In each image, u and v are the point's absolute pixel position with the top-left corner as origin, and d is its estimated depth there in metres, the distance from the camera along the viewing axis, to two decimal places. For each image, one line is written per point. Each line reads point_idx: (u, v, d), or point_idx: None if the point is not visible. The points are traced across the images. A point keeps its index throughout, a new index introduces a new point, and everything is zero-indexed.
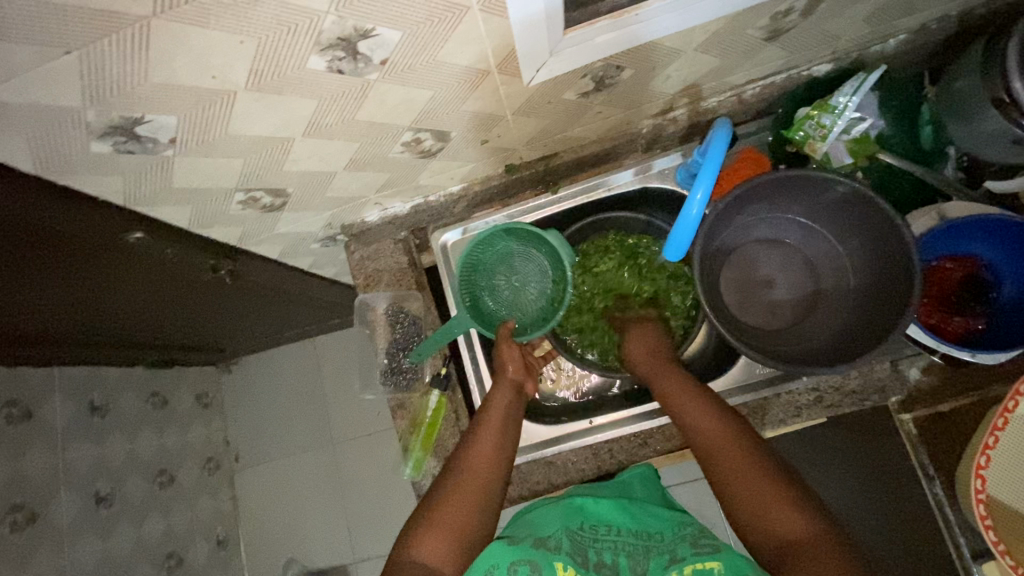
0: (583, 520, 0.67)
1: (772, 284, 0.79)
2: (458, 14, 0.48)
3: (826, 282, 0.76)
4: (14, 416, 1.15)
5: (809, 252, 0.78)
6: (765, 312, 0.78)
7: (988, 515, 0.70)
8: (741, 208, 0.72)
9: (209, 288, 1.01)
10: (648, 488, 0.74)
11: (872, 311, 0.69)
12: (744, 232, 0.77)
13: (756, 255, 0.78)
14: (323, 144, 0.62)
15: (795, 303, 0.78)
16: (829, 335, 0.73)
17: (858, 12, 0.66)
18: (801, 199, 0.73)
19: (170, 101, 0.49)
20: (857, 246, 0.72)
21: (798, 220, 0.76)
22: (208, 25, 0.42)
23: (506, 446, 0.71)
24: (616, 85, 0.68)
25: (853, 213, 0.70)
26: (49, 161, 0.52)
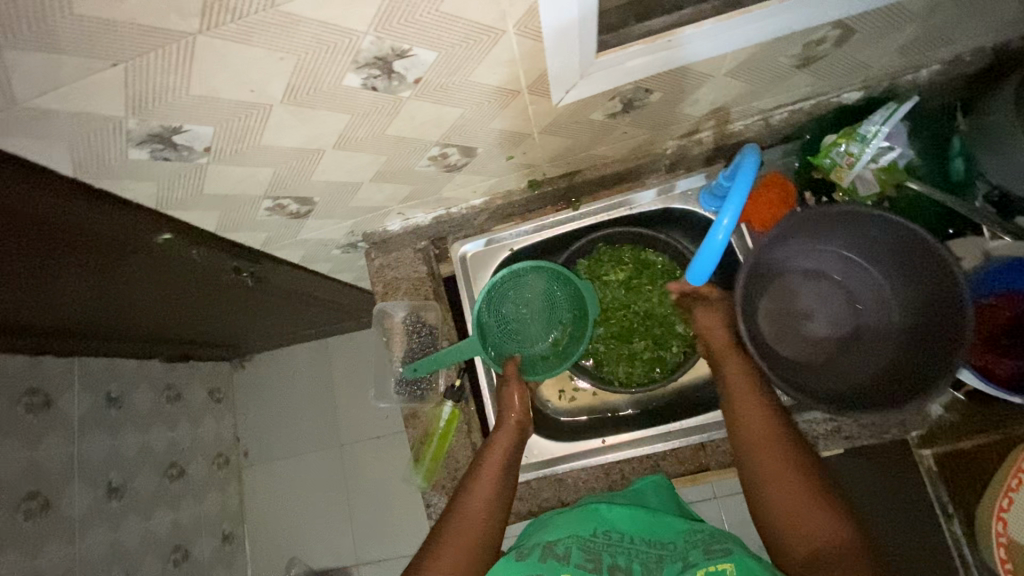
0: (595, 526, 0.66)
1: (809, 317, 0.77)
2: (494, 37, 0.49)
3: (867, 317, 0.74)
4: (33, 404, 1.18)
5: (852, 286, 0.75)
6: (801, 346, 0.76)
7: (1008, 559, 0.71)
8: (777, 238, 0.72)
9: (231, 288, 1.03)
10: (662, 498, 0.72)
11: (917, 353, 0.67)
12: (782, 261, 0.75)
13: (795, 288, 0.77)
14: (353, 156, 0.63)
15: (833, 338, 0.75)
16: (871, 374, 0.70)
17: (892, 42, 0.66)
18: (848, 232, 0.70)
19: (207, 112, 0.50)
20: (905, 283, 0.69)
21: (841, 253, 0.74)
22: (251, 43, 0.43)
23: (503, 497, 0.69)
24: (644, 107, 0.68)
25: (905, 253, 0.67)
26: (88, 166, 0.53)
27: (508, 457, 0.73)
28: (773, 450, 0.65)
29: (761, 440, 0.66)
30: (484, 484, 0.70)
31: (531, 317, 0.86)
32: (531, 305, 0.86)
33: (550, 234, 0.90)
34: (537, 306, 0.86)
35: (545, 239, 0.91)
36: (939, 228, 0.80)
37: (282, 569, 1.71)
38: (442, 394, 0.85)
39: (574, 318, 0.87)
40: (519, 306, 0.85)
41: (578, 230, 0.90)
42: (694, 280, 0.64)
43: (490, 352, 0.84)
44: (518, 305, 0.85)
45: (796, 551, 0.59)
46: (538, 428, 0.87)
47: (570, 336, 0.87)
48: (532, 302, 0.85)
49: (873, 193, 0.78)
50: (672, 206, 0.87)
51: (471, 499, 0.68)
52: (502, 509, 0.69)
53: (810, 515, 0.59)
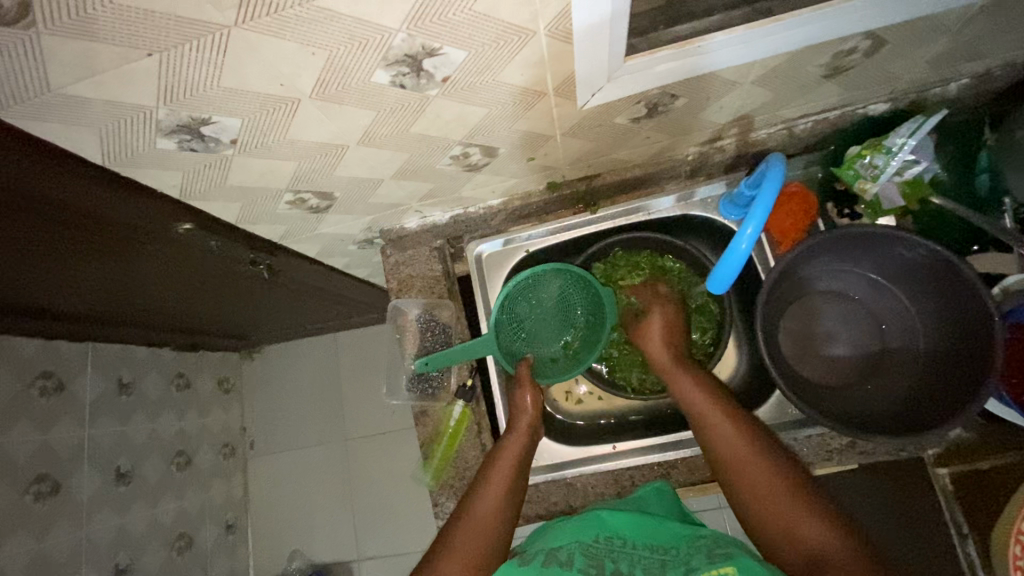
0: (597, 532, 0.66)
1: (833, 338, 0.77)
2: (525, 37, 0.48)
3: (892, 342, 0.74)
4: (47, 388, 1.19)
5: (875, 308, 0.75)
6: (823, 367, 0.76)
7: None
8: (808, 257, 0.72)
9: (246, 279, 1.04)
10: (665, 504, 0.71)
11: (944, 379, 0.67)
12: (808, 281, 0.76)
13: (819, 308, 0.77)
14: (375, 153, 0.63)
15: (856, 359, 0.75)
16: (893, 398, 0.71)
17: (923, 54, 0.65)
18: (877, 256, 0.71)
19: (237, 105, 0.50)
20: (931, 308, 0.69)
21: (866, 275, 0.74)
22: (284, 36, 0.43)
23: (513, 498, 0.69)
24: (668, 112, 0.68)
25: (935, 279, 0.67)
26: (117, 154, 0.54)
27: (519, 458, 0.73)
28: (745, 460, 0.62)
29: (734, 451, 0.63)
30: (494, 485, 0.69)
31: (546, 318, 0.85)
32: (545, 306, 0.85)
33: (567, 237, 0.91)
34: (551, 308, 0.85)
35: (561, 242, 0.91)
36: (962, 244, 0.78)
37: (283, 561, 1.71)
38: (454, 393, 0.85)
39: (587, 322, 0.87)
40: (534, 307, 0.85)
41: (594, 234, 0.90)
42: (713, 290, 0.63)
43: (502, 352, 0.83)
44: (533, 305, 0.85)
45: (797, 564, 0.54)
46: (548, 431, 0.87)
47: (582, 341, 0.87)
48: (546, 304, 0.85)
49: (897, 207, 0.77)
50: (691, 213, 0.86)
51: (481, 499, 0.68)
52: (511, 510, 0.68)
53: (795, 523, 0.56)
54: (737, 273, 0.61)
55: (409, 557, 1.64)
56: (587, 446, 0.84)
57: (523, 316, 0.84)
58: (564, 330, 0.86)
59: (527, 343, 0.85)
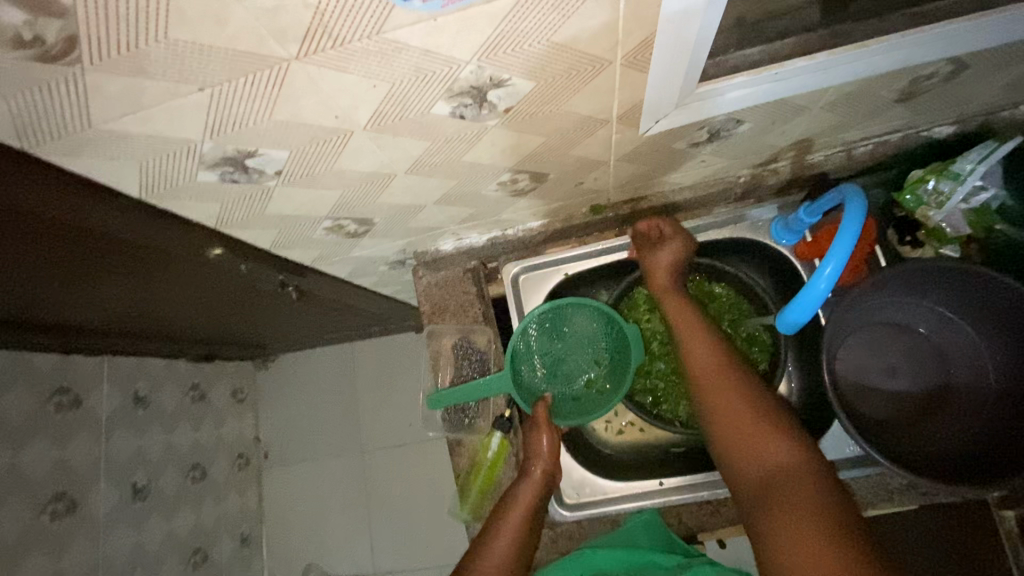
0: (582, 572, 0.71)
1: (893, 372, 0.73)
2: (599, 68, 0.45)
3: (958, 378, 0.70)
4: (63, 404, 1.16)
5: (941, 343, 0.72)
6: (883, 402, 0.73)
7: None
8: (873, 290, 0.69)
9: (270, 297, 1.00)
10: (652, 536, 0.74)
11: (1017, 426, 0.63)
12: (871, 312, 0.72)
13: (879, 340, 0.74)
14: (422, 181, 0.60)
15: (918, 396, 0.72)
16: (959, 440, 0.67)
17: (1002, 78, 0.61)
18: (947, 290, 0.68)
19: (286, 137, 0.47)
20: (1006, 348, 0.66)
21: (934, 308, 0.71)
22: (347, 69, 0.40)
23: (521, 556, 0.69)
24: (729, 137, 0.64)
25: (1012, 318, 0.64)
26: (155, 186, 0.50)
27: (531, 512, 0.71)
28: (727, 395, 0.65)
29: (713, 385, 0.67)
30: (502, 545, 0.68)
31: (567, 354, 0.84)
32: (568, 341, 0.84)
33: (608, 261, 0.87)
34: (572, 343, 0.84)
35: (602, 265, 0.87)
36: None
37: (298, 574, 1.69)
38: (492, 424, 0.81)
39: (609, 360, 0.85)
40: (556, 342, 0.83)
41: None
42: (784, 328, 0.60)
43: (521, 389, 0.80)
44: (554, 341, 0.84)
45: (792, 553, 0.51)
46: (591, 463, 0.84)
47: (605, 378, 0.84)
48: (570, 338, 0.84)
49: (962, 235, 0.73)
50: (738, 236, 0.83)
51: (488, 557, 0.67)
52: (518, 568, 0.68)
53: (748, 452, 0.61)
54: (804, 317, 0.58)
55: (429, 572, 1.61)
56: (632, 481, 0.81)
57: (547, 350, 0.83)
58: (586, 366, 0.85)
59: (546, 380, 0.83)
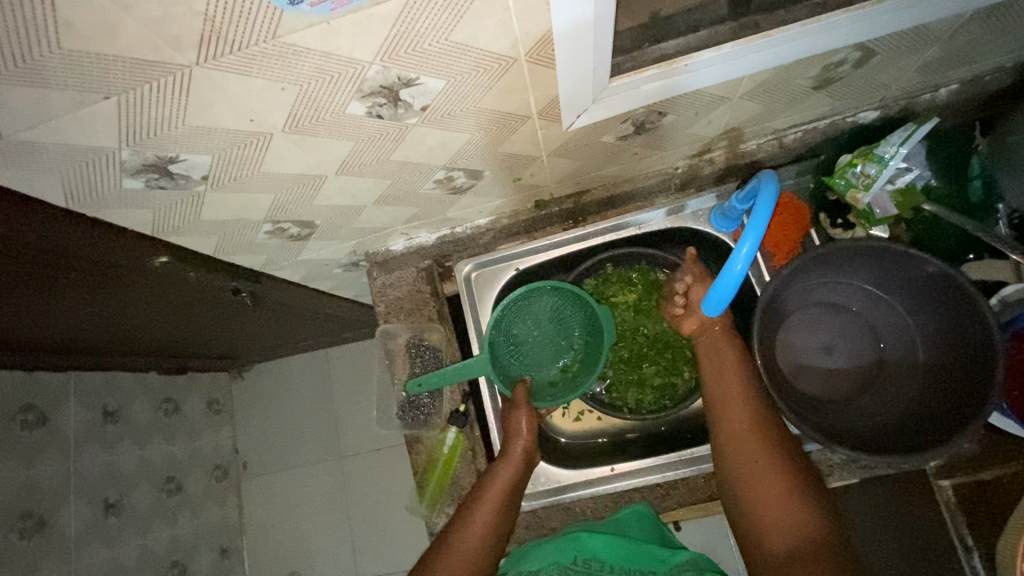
0: (577, 555, 0.71)
1: (830, 351, 0.76)
2: (505, 65, 0.46)
3: (891, 353, 0.73)
4: (28, 422, 1.15)
5: (872, 320, 0.74)
6: (822, 380, 0.75)
7: None
8: (806, 272, 0.71)
9: (229, 305, 1.01)
10: (645, 528, 0.74)
11: (943, 396, 0.66)
12: (805, 295, 0.75)
13: (815, 321, 0.76)
14: (355, 181, 0.61)
15: (855, 373, 0.74)
16: (894, 413, 0.70)
17: (912, 63, 0.64)
18: (875, 270, 0.70)
19: (205, 143, 0.48)
20: (930, 322, 0.68)
21: (863, 286, 0.73)
22: (250, 73, 0.41)
23: (497, 537, 0.68)
24: (655, 129, 0.66)
25: (934, 296, 0.66)
26: (81, 196, 0.51)
27: (508, 491, 0.71)
28: (768, 479, 0.62)
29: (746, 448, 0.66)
30: (483, 517, 0.68)
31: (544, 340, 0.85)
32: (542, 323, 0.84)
33: (556, 254, 0.89)
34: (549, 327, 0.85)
35: (553, 259, 0.89)
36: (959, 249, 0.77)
37: None
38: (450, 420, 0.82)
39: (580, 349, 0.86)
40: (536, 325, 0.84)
41: (585, 250, 0.88)
42: (710, 313, 0.62)
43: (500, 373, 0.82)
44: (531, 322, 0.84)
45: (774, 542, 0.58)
46: (545, 453, 0.85)
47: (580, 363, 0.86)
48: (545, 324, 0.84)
49: (890, 216, 0.74)
50: (683, 225, 0.86)
51: (465, 531, 0.67)
52: (494, 548, 0.67)
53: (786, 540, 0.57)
54: (735, 294, 0.59)
55: None
56: (584, 468, 0.82)
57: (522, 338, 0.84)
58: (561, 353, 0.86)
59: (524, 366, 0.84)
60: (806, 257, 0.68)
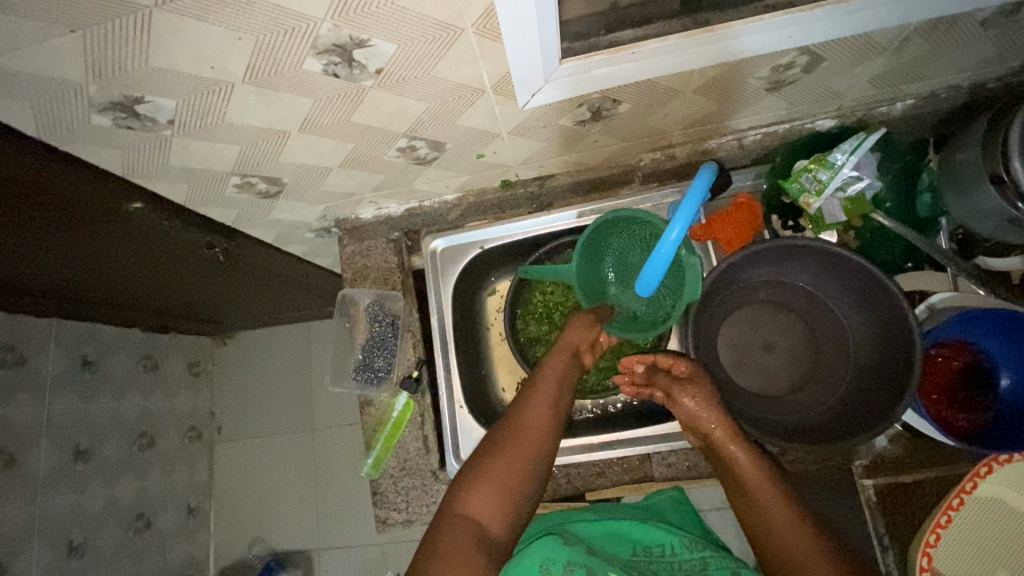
0: (634, 545, 0.74)
1: (770, 348, 0.78)
2: (452, 35, 0.49)
3: (828, 352, 0.76)
4: (7, 362, 1.15)
5: (811, 320, 0.77)
6: (759, 375, 0.78)
7: (928, 568, 0.70)
8: (747, 268, 0.74)
9: (205, 264, 1.04)
10: (681, 513, 0.79)
11: (869, 395, 0.68)
12: (748, 291, 0.77)
13: (758, 318, 0.79)
14: (318, 141, 0.64)
15: (791, 370, 0.77)
16: (825, 410, 0.72)
17: (863, 73, 0.67)
18: (814, 270, 0.73)
19: (169, 87, 0.51)
20: (863, 324, 0.71)
21: (803, 287, 0.76)
22: (207, 20, 0.44)
23: (553, 424, 0.71)
24: (612, 117, 0.69)
25: (866, 297, 0.69)
26: (53, 128, 0.54)
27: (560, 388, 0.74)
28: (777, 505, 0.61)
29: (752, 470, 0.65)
30: (542, 400, 0.72)
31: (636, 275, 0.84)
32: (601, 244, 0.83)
33: (520, 236, 0.91)
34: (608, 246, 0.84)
35: (517, 240, 0.92)
36: (902, 260, 0.79)
37: (244, 547, 1.72)
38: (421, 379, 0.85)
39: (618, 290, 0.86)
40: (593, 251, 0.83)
41: (549, 234, 0.91)
42: (643, 292, 0.71)
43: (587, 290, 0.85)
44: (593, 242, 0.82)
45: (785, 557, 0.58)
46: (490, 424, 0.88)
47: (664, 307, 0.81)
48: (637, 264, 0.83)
49: (839, 222, 0.77)
50: (643, 218, 0.88)
51: (527, 423, 0.69)
52: (552, 437, 0.70)
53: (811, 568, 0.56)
54: (660, 276, 0.68)
55: (373, 548, 1.64)
56: None
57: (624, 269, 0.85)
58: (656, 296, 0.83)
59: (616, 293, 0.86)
60: (751, 249, 0.69)
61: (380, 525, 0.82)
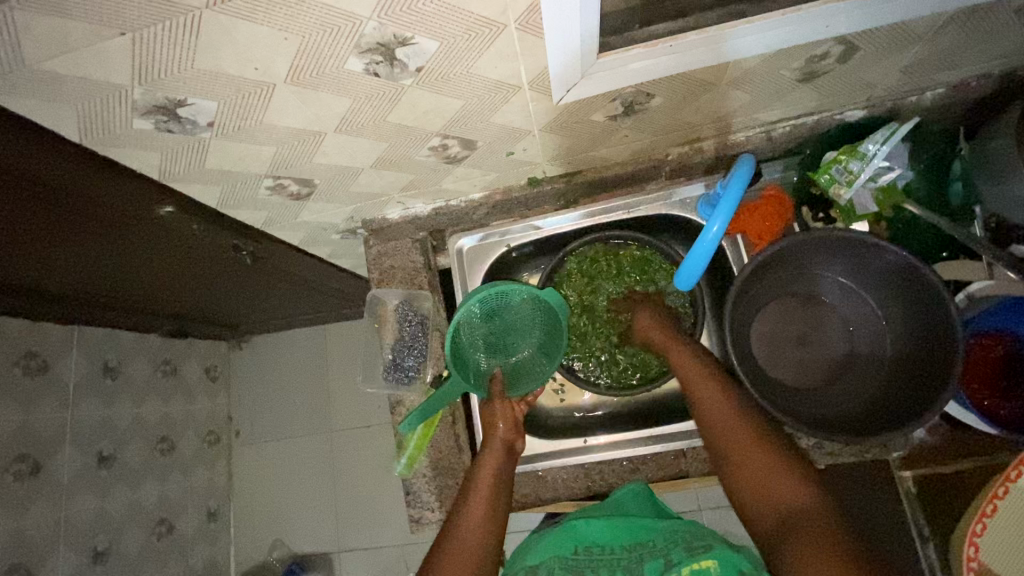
0: (576, 545, 0.70)
1: (804, 340, 0.78)
2: (495, 31, 0.49)
3: (861, 345, 0.76)
4: (30, 369, 1.16)
5: (844, 311, 0.77)
6: (794, 369, 0.78)
7: (976, 557, 0.71)
8: (779, 262, 0.74)
9: (227, 267, 1.04)
10: (642, 505, 0.75)
11: (907, 387, 0.68)
12: (782, 283, 0.77)
13: (792, 311, 0.79)
14: (352, 141, 0.64)
15: (827, 362, 0.77)
16: (862, 402, 0.73)
17: (897, 61, 0.66)
18: (847, 261, 0.72)
19: (212, 87, 0.51)
20: (899, 314, 0.71)
21: (838, 279, 0.76)
22: (257, 21, 0.44)
23: (502, 488, 0.71)
24: (645, 111, 0.69)
25: (902, 284, 0.68)
26: (94, 131, 0.54)
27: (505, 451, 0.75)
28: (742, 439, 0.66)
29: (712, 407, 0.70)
30: (488, 462, 0.73)
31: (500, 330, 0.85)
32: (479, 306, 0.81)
33: (547, 234, 0.92)
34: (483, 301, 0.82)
35: (543, 238, 0.92)
36: (935, 249, 0.80)
37: (264, 550, 1.73)
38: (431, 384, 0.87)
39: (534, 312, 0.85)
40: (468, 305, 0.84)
41: (576, 231, 0.92)
42: (682, 283, 0.72)
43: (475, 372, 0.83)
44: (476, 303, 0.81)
45: (759, 508, 0.62)
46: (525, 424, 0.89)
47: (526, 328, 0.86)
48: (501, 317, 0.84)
49: (870, 213, 0.78)
50: (671, 214, 0.88)
51: (473, 493, 0.70)
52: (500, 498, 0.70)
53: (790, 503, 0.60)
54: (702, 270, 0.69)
55: (393, 550, 1.64)
56: (559, 439, 0.86)
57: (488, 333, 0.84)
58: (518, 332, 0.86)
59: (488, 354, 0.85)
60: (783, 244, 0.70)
61: (414, 525, 0.83)
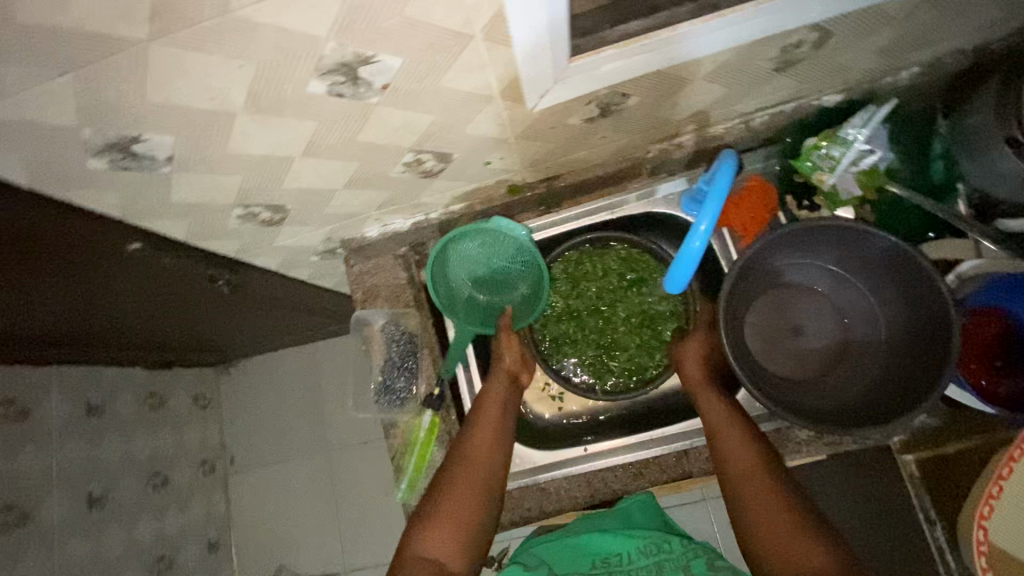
0: (594, 558, 0.73)
1: (799, 332, 0.77)
2: (461, 42, 0.47)
3: (856, 331, 0.75)
4: (9, 416, 1.11)
5: (837, 300, 0.76)
6: (791, 361, 0.77)
7: (985, 540, 0.70)
8: (769, 254, 0.73)
9: (205, 296, 1.00)
10: (649, 514, 0.76)
11: (906, 372, 0.68)
12: (774, 276, 0.76)
13: (785, 302, 0.78)
14: (322, 164, 0.62)
15: (823, 352, 0.77)
16: (861, 389, 0.72)
17: (872, 44, 0.65)
18: (837, 249, 0.71)
19: (167, 120, 0.48)
20: (892, 298, 0.70)
21: (828, 268, 0.75)
22: (208, 50, 0.41)
23: (498, 459, 0.74)
24: (622, 111, 0.67)
25: (893, 268, 0.68)
26: (45, 174, 0.51)
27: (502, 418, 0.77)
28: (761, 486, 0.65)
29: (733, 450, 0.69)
30: (486, 430, 0.75)
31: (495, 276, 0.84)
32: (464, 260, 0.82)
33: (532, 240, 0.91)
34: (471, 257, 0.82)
35: None
36: (920, 230, 0.79)
37: None
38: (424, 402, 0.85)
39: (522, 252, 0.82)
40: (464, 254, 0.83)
41: (561, 235, 0.90)
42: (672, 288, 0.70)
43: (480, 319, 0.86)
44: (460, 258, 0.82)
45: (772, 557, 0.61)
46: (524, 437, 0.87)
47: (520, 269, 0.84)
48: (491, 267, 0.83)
49: (854, 198, 0.77)
50: (655, 210, 0.88)
51: (471, 454, 0.73)
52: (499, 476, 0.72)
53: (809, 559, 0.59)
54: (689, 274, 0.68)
55: None
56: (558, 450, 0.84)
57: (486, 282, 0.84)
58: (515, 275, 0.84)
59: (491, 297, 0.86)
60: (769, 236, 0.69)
61: None
